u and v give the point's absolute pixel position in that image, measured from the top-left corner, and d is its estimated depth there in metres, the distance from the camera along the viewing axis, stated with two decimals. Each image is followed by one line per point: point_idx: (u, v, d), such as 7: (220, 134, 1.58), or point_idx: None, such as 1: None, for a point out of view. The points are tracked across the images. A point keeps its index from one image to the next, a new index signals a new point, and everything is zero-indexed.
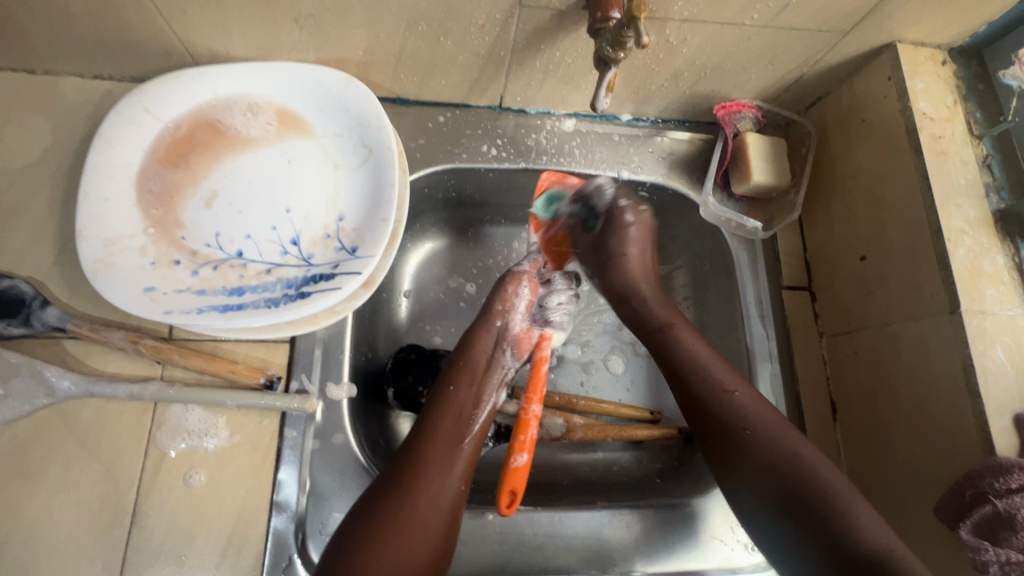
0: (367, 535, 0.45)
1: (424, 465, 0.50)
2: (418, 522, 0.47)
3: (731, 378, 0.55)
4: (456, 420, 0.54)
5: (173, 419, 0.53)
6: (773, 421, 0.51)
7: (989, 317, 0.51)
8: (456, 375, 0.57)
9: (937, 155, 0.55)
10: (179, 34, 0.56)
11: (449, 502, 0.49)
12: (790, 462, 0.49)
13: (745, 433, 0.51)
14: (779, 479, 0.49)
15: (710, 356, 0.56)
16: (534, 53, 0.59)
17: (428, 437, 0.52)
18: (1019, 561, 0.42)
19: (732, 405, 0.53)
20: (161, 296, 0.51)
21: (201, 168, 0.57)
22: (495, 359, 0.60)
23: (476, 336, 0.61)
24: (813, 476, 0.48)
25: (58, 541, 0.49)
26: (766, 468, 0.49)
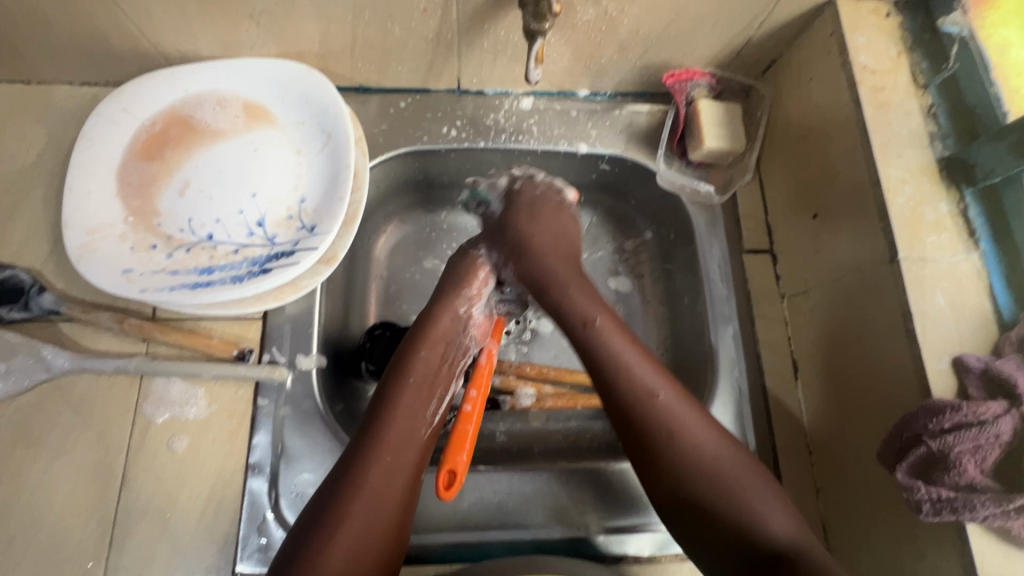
0: (325, 522, 0.46)
1: (379, 450, 0.51)
2: (376, 509, 0.48)
3: (653, 373, 0.54)
4: (411, 403, 0.55)
5: (157, 391, 0.58)
6: (692, 410, 0.52)
7: (929, 264, 0.51)
8: (415, 357, 0.58)
9: (877, 106, 0.56)
10: (150, 38, 0.60)
11: (407, 486, 0.50)
12: (711, 462, 0.50)
13: (668, 438, 0.51)
14: (702, 484, 0.49)
15: (634, 353, 0.55)
16: (479, 33, 0.61)
17: (384, 421, 0.52)
18: (949, 499, 0.43)
19: (659, 410, 0.52)
20: (138, 277, 0.56)
21: (175, 160, 0.62)
22: (454, 342, 0.61)
23: (436, 314, 0.61)
24: (736, 479, 0.49)
25: (58, 501, 0.55)
26: (688, 467, 0.50)
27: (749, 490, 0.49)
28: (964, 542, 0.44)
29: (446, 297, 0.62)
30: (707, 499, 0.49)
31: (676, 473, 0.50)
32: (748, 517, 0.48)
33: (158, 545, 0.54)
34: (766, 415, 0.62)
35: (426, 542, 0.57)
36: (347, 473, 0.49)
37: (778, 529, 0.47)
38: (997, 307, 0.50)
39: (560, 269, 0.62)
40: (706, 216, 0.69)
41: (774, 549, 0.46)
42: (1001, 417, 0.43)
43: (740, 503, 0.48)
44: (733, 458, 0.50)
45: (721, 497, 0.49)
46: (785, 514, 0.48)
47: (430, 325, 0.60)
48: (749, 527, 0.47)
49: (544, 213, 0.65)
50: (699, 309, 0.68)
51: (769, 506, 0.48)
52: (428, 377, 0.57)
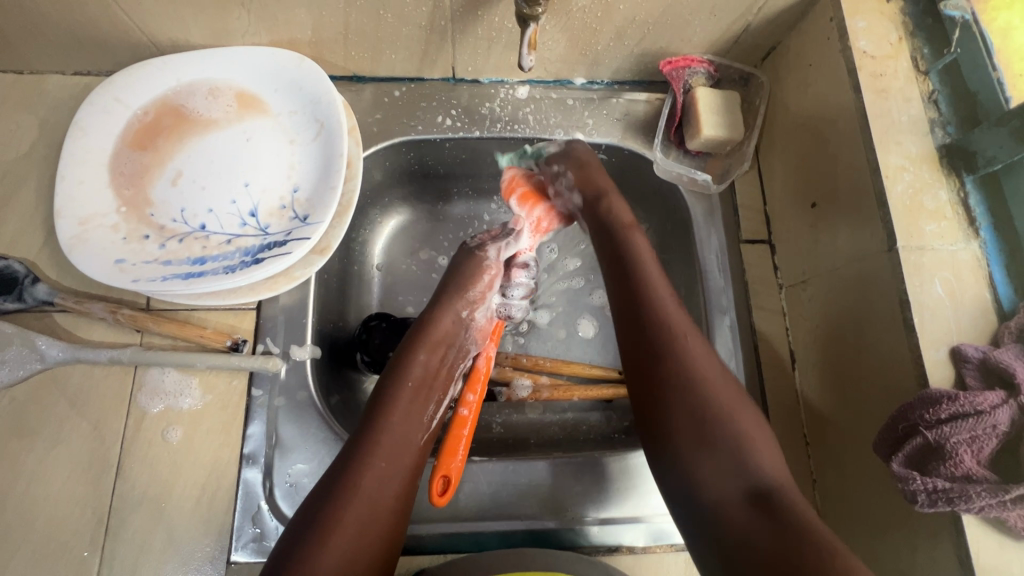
0: (321, 524, 0.46)
1: (375, 453, 0.51)
2: (368, 514, 0.48)
3: (680, 312, 0.55)
4: (408, 405, 0.55)
5: (152, 381, 0.58)
6: (702, 342, 0.53)
7: (928, 253, 0.50)
8: (413, 360, 0.58)
9: (877, 92, 0.55)
10: (140, 26, 0.60)
11: (401, 489, 0.50)
12: (710, 384, 0.50)
13: (681, 342, 0.52)
14: (706, 404, 0.49)
15: (673, 304, 0.55)
16: (473, 20, 0.60)
17: (380, 424, 0.52)
18: (945, 489, 0.43)
19: (683, 341, 0.52)
20: (130, 267, 0.56)
21: (167, 150, 0.61)
22: (453, 345, 0.61)
23: (437, 317, 0.61)
24: (730, 404, 0.49)
25: (55, 489, 0.55)
26: (695, 390, 0.50)
27: (744, 420, 0.48)
28: (959, 533, 0.44)
29: (448, 300, 0.62)
30: (707, 413, 0.48)
31: (682, 381, 0.50)
32: (738, 447, 0.47)
33: (154, 535, 0.54)
34: (763, 406, 0.62)
35: (420, 532, 0.57)
36: (342, 476, 0.49)
37: (766, 469, 0.46)
38: (996, 296, 0.49)
39: (604, 181, 0.66)
40: (703, 205, 0.68)
41: (756, 485, 0.45)
42: (999, 406, 0.43)
43: (738, 430, 0.48)
44: (734, 393, 0.50)
45: (724, 408, 0.49)
46: (774, 455, 0.47)
47: (430, 328, 0.60)
48: (736, 458, 0.46)
49: (593, 166, 0.67)
50: (696, 300, 0.67)
51: (760, 435, 0.48)
52: (426, 380, 0.58)
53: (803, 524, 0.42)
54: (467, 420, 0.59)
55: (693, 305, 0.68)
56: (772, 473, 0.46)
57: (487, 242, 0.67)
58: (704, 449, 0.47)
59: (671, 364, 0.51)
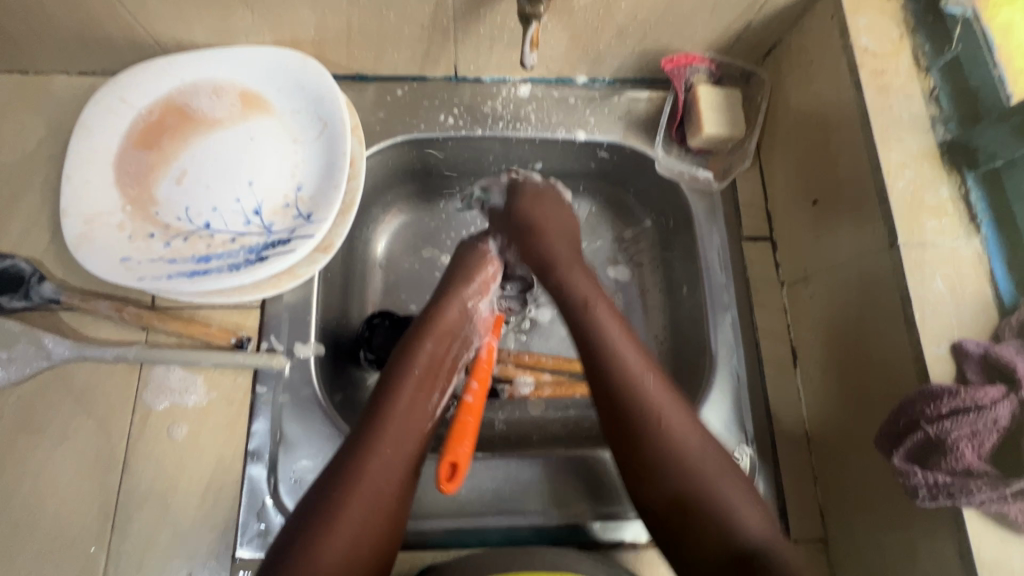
0: (326, 508, 0.46)
1: (380, 441, 0.51)
2: (375, 499, 0.48)
3: (644, 366, 0.54)
4: (416, 391, 0.55)
5: (157, 378, 0.59)
6: (685, 413, 0.52)
7: (929, 249, 0.51)
8: (420, 346, 0.58)
9: (878, 89, 0.55)
10: (145, 26, 0.60)
11: (407, 474, 0.51)
12: (694, 466, 0.49)
13: (653, 414, 0.51)
14: (689, 487, 0.49)
15: (654, 384, 0.53)
16: (475, 18, 0.61)
17: (387, 411, 0.53)
18: (945, 484, 0.43)
19: (643, 395, 0.52)
20: (135, 265, 0.56)
21: (172, 149, 0.62)
22: (460, 334, 0.61)
23: (444, 306, 0.61)
24: (717, 472, 0.49)
25: (62, 485, 0.55)
26: (676, 473, 0.49)
27: (725, 489, 0.49)
28: (961, 527, 0.44)
29: (455, 290, 0.63)
30: (694, 500, 0.48)
31: (662, 463, 0.50)
32: (719, 508, 0.48)
33: (160, 531, 0.55)
34: (765, 402, 0.62)
35: (424, 528, 0.57)
36: (347, 461, 0.49)
37: (751, 527, 0.47)
38: (998, 292, 0.49)
39: (562, 251, 0.63)
40: (705, 203, 0.69)
41: (745, 548, 0.46)
42: (999, 402, 0.43)
43: (717, 500, 0.48)
44: (718, 464, 0.50)
45: (708, 484, 0.49)
46: (758, 510, 0.48)
47: (438, 317, 0.60)
48: (722, 526, 0.47)
49: (547, 199, 0.66)
50: (698, 297, 0.67)
51: (742, 501, 0.48)
52: (432, 368, 0.58)
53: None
54: (474, 406, 0.59)
55: (695, 302, 0.68)
56: (757, 535, 0.46)
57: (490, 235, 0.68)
58: (693, 515, 0.48)
59: (642, 452, 0.51)
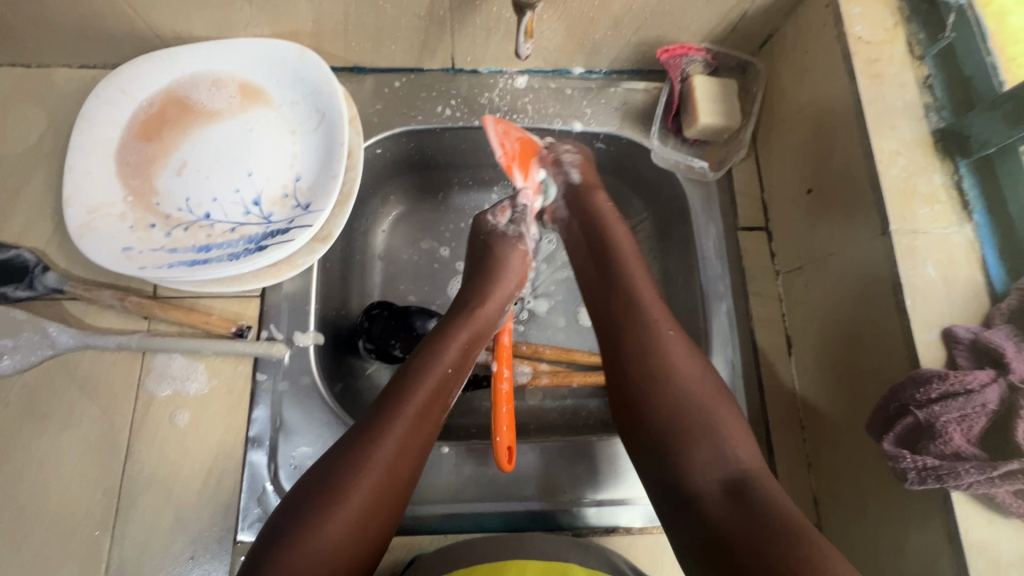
0: (338, 486, 0.47)
1: (402, 424, 0.51)
2: (388, 484, 0.48)
3: (653, 298, 0.56)
4: (442, 382, 0.55)
5: (159, 366, 0.60)
6: (676, 331, 0.55)
7: (921, 237, 0.51)
8: (455, 336, 0.58)
9: (872, 78, 0.56)
10: (145, 19, 0.61)
11: (418, 464, 0.51)
12: (669, 356, 0.52)
13: (661, 344, 0.53)
14: (678, 398, 0.50)
15: (656, 303, 0.56)
16: (471, 10, 0.61)
17: (410, 396, 0.52)
18: (934, 467, 0.43)
19: (642, 308, 0.56)
20: (137, 255, 0.57)
21: (172, 141, 0.62)
22: (490, 332, 0.62)
23: (482, 302, 0.62)
24: (682, 370, 0.51)
25: (67, 470, 0.56)
26: (683, 393, 0.50)
27: (719, 416, 0.49)
28: (948, 509, 0.45)
29: (491, 286, 0.63)
30: (682, 417, 0.49)
31: (659, 375, 0.51)
32: (718, 433, 0.48)
33: (162, 514, 0.56)
34: (759, 389, 0.63)
35: (421, 512, 0.58)
36: (365, 441, 0.49)
37: (742, 457, 0.47)
38: (989, 278, 0.50)
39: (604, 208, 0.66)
40: (701, 193, 0.69)
41: (732, 471, 0.46)
42: (988, 385, 0.43)
43: (695, 411, 0.49)
44: (702, 379, 0.52)
45: (692, 391, 0.50)
46: (753, 450, 0.48)
47: (474, 311, 0.61)
48: (714, 448, 0.47)
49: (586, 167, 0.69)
50: (694, 287, 0.68)
51: (736, 435, 0.48)
52: (462, 363, 0.58)
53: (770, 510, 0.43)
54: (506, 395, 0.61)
55: (690, 292, 0.69)
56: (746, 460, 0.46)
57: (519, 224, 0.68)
58: (692, 446, 0.47)
59: (640, 361, 0.53)
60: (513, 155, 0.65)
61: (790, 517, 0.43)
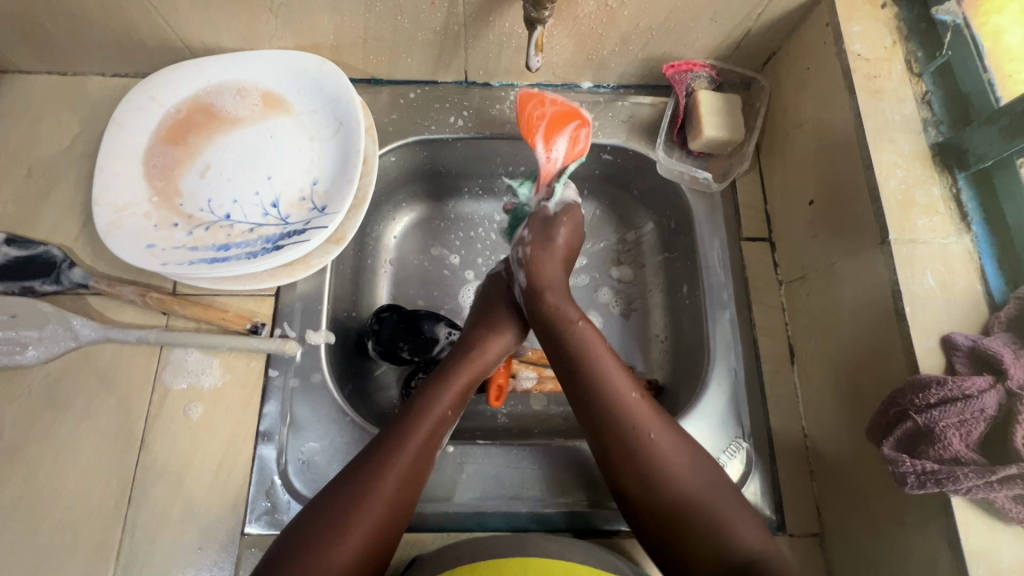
0: (331, 526, 0.48)
1: (399, 464, 0.52)
2: (382, 522, 0.50)
3: (618, 372, 0.58)
4: (436, 423, 0.56)
5: (176, 360, 0.62)
6: (667, 428, 0.55)
7: (920, 246, 0.52)
8: (454, 379, 0.60)
9: (871, 93, 0.57)
10: (177, 30, 0.64)
11: (413, 499, 0.53)
12: (664, 477, 0.53)
13: (637, 438, 0.54)
14: (657, 465, 0.53)
15: (634, 395, 0.56)
16: (485, 25, 0.64)
17: (410, 437, 0.54)
18: (932, 471, 0.44)
19: (623, 401, 0.56)
20: (159, 252, 0.59)
21: (197, 145, 0.65)
22: (487, 376, 0.64)
23: (480, 346, 0.63)
24: (670, 475, 0.53)
25: (84, 458, 0.58)
26: (664, 487, 0.52)
27: (721, 505, 0.52)
28: (949, 516, 0.45)
29: (493, 329, 0.65)
30: (665, 493, 0.53)
31: (644, 507, 0.53)
32: (717, 529, 0.51)
33: (173, 506, 0.57)
34: (762, 397, 0.63)
35: (425, 510, 0.59)
36: (358, 482, 0.51)
37: (743, 542, 0.50)
38: (988, 288, 0.50)
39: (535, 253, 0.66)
40: (705, 204, 0.71)
41: (739, 561, 0.50)
42: (986, 391, 0.44)
43: (711, 512, 0.51)
44: (701, 474, 0.53)
45: (695, 513, 0.52)
46: (750, 523, 0.52)
47: (472, 354, 0.62)
48: (722, 540, 0.50)
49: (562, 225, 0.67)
50: (698, 295, 0.69)
51: (739, 517, 0.52)
52: (459, 405, 0.59)
53: None
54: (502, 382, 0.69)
55: (695, 300, 0.70)
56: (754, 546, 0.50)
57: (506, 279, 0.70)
58: (690, 528, 0.51)
59: (624, 439, 0.54)
60: (541, 119, 0.69)
61: None
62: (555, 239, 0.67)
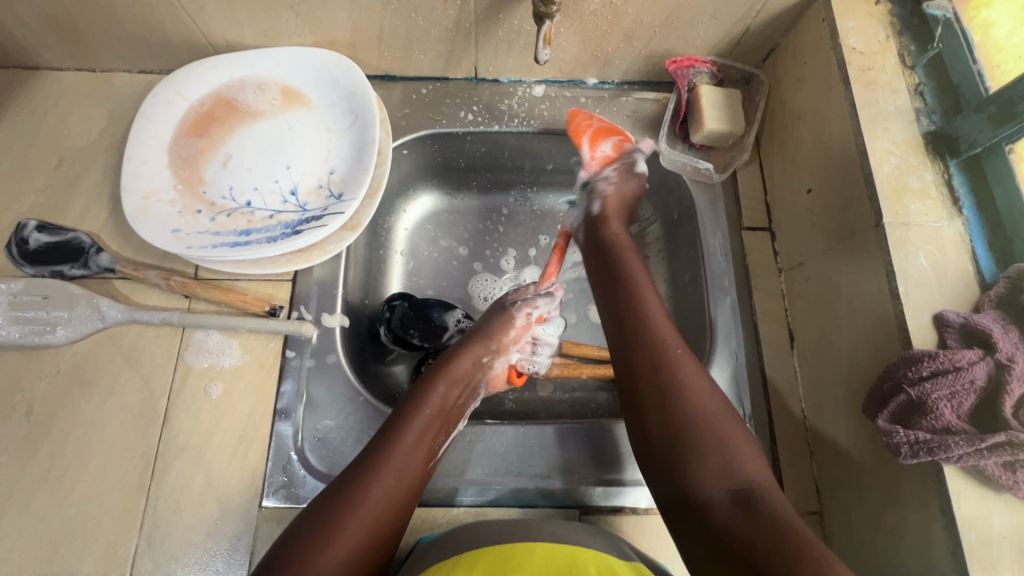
0: (320, 532, 0.49)
1: (382, 469, 0.54)
2: (370, 524, 0.51)
3: (664, 320, 0.61)
4: (423, 431, 0.58)
5: (197, 341, 0.64)
6: (691, 356, 0.58)
7: (913, 229, 0.54)
8: (434, 388, 0.61)
9: (865, 85, 0.60)
10: (202, 28, 0.68)
11: (402, 500, 0.53)
12: (682, 391, 0.55)
13: (672, 352, 0.57)
14: (672, 380, 0.55)
15: (660, 313, 0.62)
16: (495, 22, 0.67)
17: (392, 445, 0.55)
18: (925, 440, 0.46)
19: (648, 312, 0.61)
20: (184, 236, 0.62)
21: (219, 137, 0.69)
22: (469, 385, 0.65)
23: (458, 357, 0.65)
24: (686, 389, 0.55)
25: (110, 433, 0.61)
26: (683, 400, 0.54)
27: (726, 429, 0.52)
28: (942, 485, 0.47)
29: (476, 341, 0.67)
30: (678, 404, 0.54)
31: (663, 418, 0.54)
32: (722, 447, 0.51)
33: (194, 480, 0.60)
34: (762, 380, 0.65)
35: (436, 485, 0.61)
36: (354, 486, 0.52)
37: (749, 471, 0.50)
38: (979, 269, 0.52)
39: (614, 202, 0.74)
40: (707, 194, 0.73)
41: (739, 484, 0.49)
42: (976, 363, 0.46)
43: (717, 437, 0.52)
44: (717, 402, 0.55)
45: (703, 435, 0.52)
46: (756, 459, 0.51)
47: (452, 363, 0.64)
48: (722, 462, 0.50)
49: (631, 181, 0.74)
50: (701, 282, 0.71)
51: (742, 446, 0.52)
52: (443, 411, 0.60)
53: (778, 520, 0.46)
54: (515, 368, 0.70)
55: (697, 287, 0.72)
56: (755, 473, 0.50)
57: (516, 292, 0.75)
58: (697, 462, 0.51)
59: (658, 357, 0.57)
60: (588, 126, 0.74)
61: (789, 523, 0.46)
62: (627, 186, 0.74)
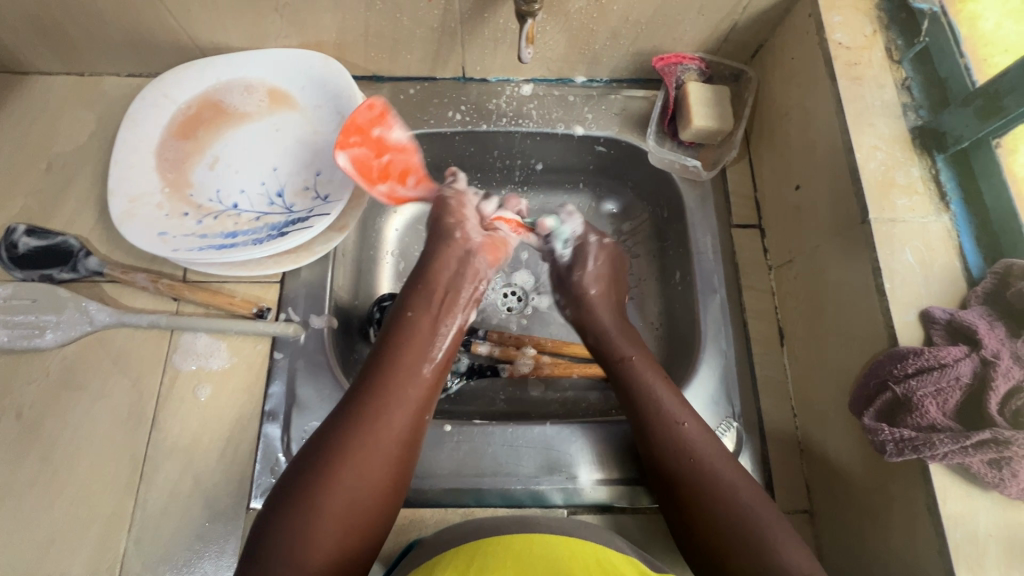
0: (329, 455, 0.49)
1: (386, 392, 0.53)
2: (383, 450, 0.50)
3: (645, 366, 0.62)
4: (415, 354, 0.57)
5: (185, 344, 0.64)
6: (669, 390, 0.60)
7: (899, 225, 0.54)
8: (418, 306, 0.61)
9: (851, 80, 0.59)
10: (188, 31, 0.68)
11: (411, 428, 0.53)
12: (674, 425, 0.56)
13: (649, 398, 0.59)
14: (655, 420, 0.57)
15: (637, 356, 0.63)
16: (480, 21, 0.67)
17: (390, 366, 0.55)
18: (910, 438, 0.45)
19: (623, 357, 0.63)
20: (171, 239, 0.63)
21: (207, 139, 0.69)
22: (454, 288, 0.64)
23: (435, 267, 0.64)
24: (679, 433, 0.56)
25: (99, 435, 0.61)
26: (675, 443, 0.56)
27: (719, 471, 0.54)
28: (928, 483, 0.46)
29: (440, 253, 0.65)
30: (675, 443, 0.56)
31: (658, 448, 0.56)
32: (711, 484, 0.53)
33: (183, 481, 0.60)
34: (751, 378, 0.65)
35: (422, 486, 0.61)
36: (359, 409, 0.52)
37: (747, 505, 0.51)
38: (966, 264, 0.52)
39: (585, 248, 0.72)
40: (696, 192, 0.73)
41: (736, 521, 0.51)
42: (961, 360, 0.46)
43: (708, 474, 0.54)
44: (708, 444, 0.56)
45: (696, 471, 0.54)
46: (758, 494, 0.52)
47: (427, 278, 0.63)
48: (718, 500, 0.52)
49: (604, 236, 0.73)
50: (690, 280, 0.71)
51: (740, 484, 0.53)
52: (428, 324, 0.60)
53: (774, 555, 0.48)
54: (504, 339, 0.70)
55: (687, 286, 0.71)
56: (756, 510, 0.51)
57: (460, 223, 0.67)
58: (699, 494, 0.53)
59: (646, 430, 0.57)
60: None
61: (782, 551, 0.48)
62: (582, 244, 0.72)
